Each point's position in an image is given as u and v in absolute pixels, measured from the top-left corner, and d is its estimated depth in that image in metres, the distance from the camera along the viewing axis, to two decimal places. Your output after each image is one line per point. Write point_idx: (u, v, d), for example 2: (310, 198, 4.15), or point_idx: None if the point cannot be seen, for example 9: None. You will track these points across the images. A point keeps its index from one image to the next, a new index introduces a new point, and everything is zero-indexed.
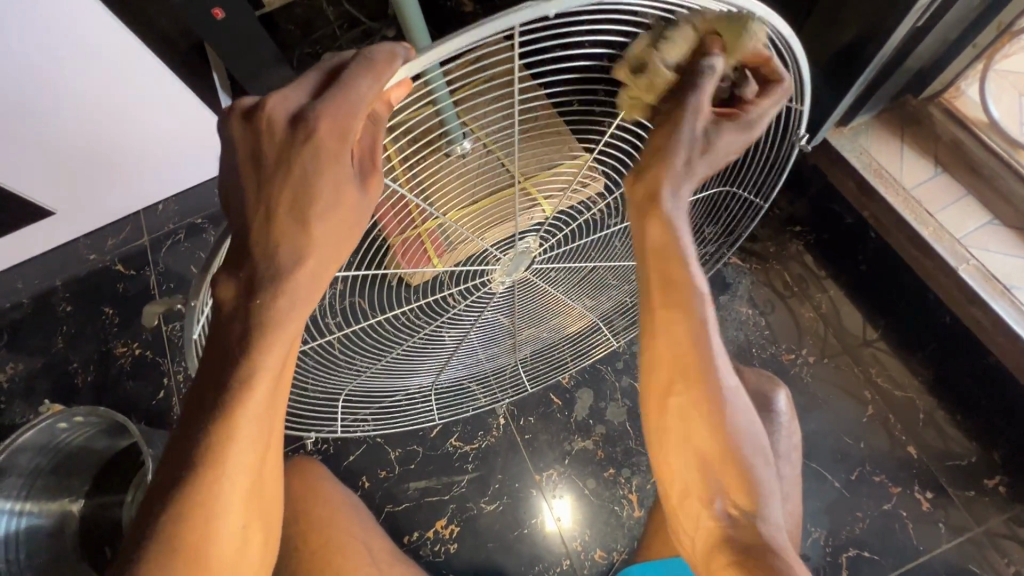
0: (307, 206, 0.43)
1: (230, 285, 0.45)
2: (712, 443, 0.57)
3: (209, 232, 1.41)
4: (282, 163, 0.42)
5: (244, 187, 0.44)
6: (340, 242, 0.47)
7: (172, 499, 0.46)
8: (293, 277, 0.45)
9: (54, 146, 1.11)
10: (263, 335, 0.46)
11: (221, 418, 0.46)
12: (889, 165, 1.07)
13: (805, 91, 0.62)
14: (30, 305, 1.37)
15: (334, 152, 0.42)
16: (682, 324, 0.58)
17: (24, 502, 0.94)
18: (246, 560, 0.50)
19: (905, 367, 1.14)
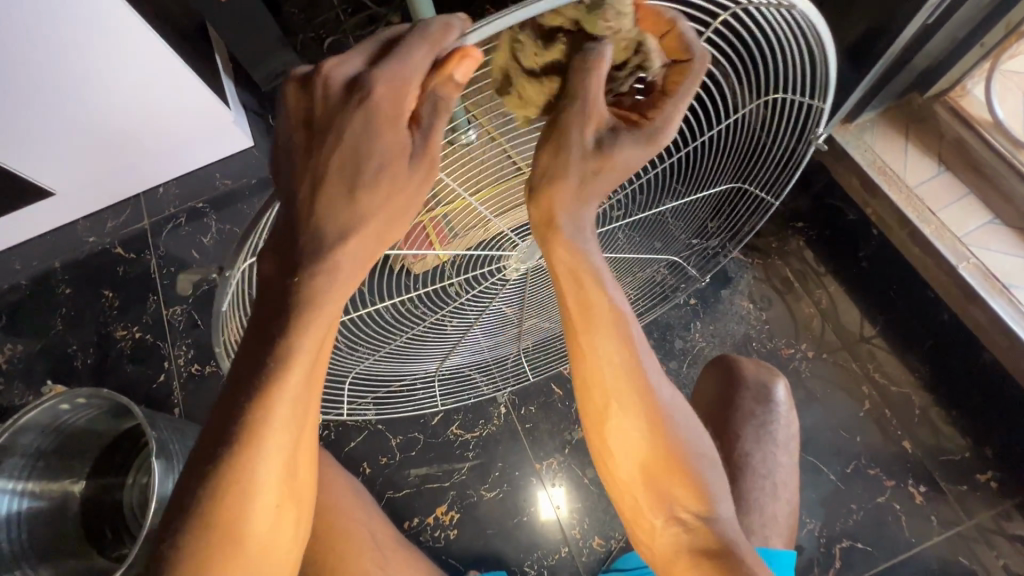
0: (357, 174, 0.42)
1: (272, 262, 0.45)
2: (653, 468, 0.60)
3: (210, 216, 1.40)
4: (334, 129, 0.41)
5: (294, 157, 0.43)
6: (387, 222, 0.45)
7: (209, 476, 0.47)
8: (336, 255, 0.44)
9: (55, 126, 1.09)
10: (302, 316, 0.46)
11: (259, 397, 0.46)
12: (893, 163, 1.08)
13: (829, 92, 0.63)
14: (29, 286, 1.36)
15: (388, 120, 0.41)
16: (602, 363, 0.59)
17: (25, 483, 0.93)
18: (280, 540, 0.52)
19: (902, 363, 1.15)
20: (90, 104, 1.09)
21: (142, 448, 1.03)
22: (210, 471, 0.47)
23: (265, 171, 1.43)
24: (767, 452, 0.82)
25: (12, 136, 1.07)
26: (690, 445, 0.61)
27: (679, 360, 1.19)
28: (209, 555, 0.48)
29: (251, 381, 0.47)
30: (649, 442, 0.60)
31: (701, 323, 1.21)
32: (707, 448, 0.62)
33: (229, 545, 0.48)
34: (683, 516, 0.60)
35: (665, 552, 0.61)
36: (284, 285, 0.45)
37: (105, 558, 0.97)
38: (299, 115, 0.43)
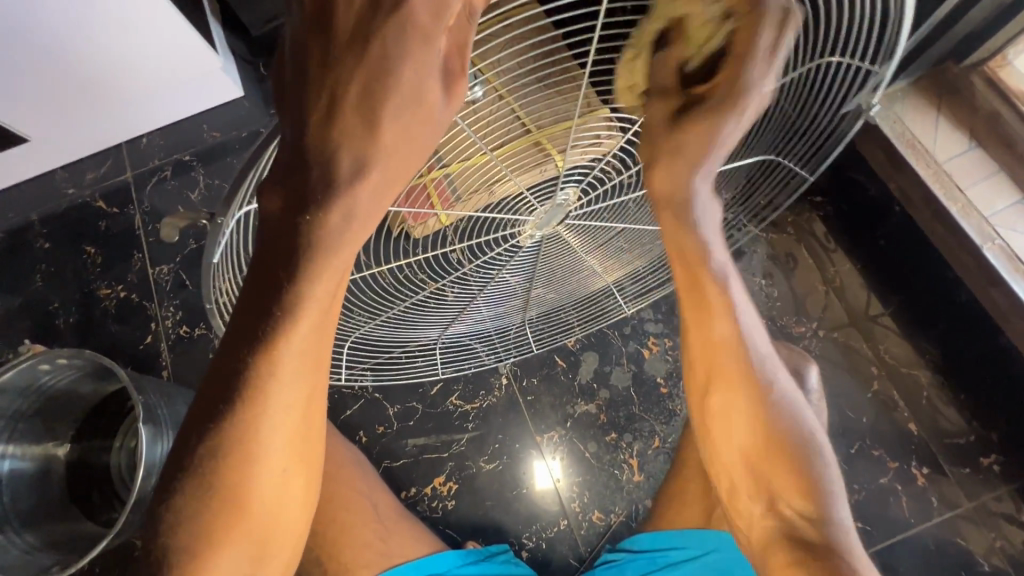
0: (382, 96, 0.38)
1: (276, 196, 0.40)
2: (758, 448, 0.61)
3: (198, 170, 1.32)
4: (363, 44, 0.37)
5: (309, 70, 0.38)
6: (411, 154, 0.41)
7: (211, 435, 0.44)
8: (355, 190, 0.40)
9: (26, 68, 1.00)
10: (310, 259, 0.41)
11: (264, 350, 0.42)
12: (922, 136, 1.03)
13: (896, 51, 0.60)
14: (6, 239, 1.29)
15: (419, 37, 0.37)
16: (719, 332, 0.62)
17: (8, 444, 0.90)
18: (285, 513, 0.48)
19: (911, 344, 1.13)
20: (65, 45, 1.00)
21: (128, 411, 0.99)
22: (210, 430, 0.44)
23: (256, 124, 1.34)
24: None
25: None
26: (797, 432, 0.61)
27: None
28: (210, 520, 0.45)
29: (256, 331, 0.42)
30: (754, 424, 0.61)
31: None
32: (817, 443, 0.61)
33: (231, 510, 0.45)
34: (785, 510, 0.59)
35: (762, 547, 0.60)
36: (293, 222, 0.40)
37: (93, 523, 0.94)
38: (314, 27, 0.38)
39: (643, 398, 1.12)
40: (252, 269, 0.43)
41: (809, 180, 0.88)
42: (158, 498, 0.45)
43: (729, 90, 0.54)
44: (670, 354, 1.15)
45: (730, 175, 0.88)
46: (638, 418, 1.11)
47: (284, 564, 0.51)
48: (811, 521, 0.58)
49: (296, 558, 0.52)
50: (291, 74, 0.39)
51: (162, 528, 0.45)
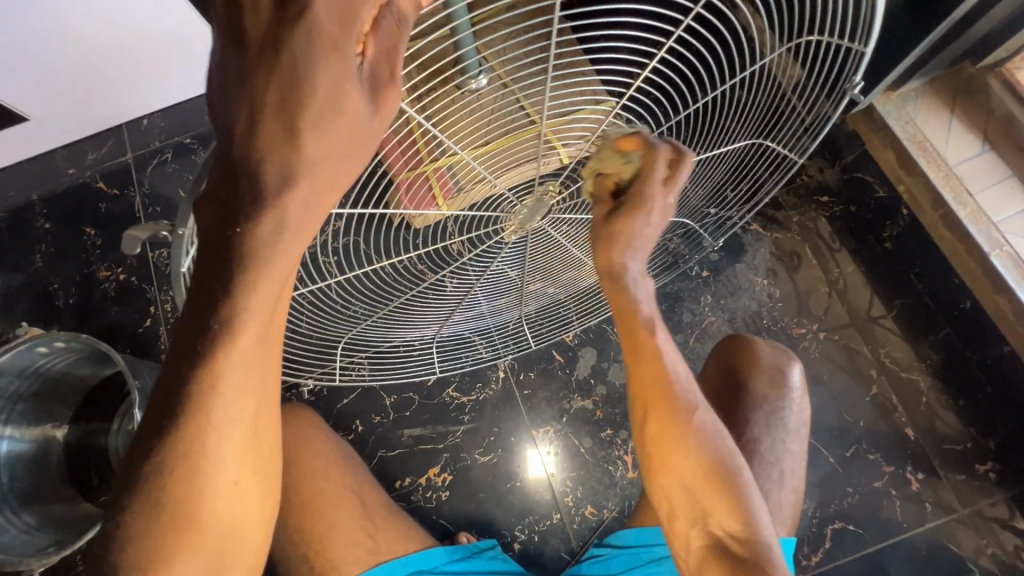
0: (299, 107, 0.35)
1: (208, 210, 0.38)
2: (689, 478, 0.62)
3: (199, 154, 1.31)
4: (274, 52, 0.34)
5: (223, 81, 0.36)
6: (338, 164, 0.38)
7: (157, 451, 0.43)
8: (285, 201, 0.37)
9: (23, 47, 0.99)
10: (247, 271, 0.39)
11: (203, 366, 0.41)
12: (934, 137, 1.01)
13: (873, 32, 0.57)
14: (6, 218, 1.29)
15: (330, 45, 0.34)
16: (655, 370, 0.64)
17: (5, 426, 0.91)
18: (242, 521, 0.48)
19: (913, 349, 1.12)
20: (63, 24, 0.98)
21: (126, 395, 0.99)
22: (158, 446, 0.43)
23: None
24: (777, 438, 0.79)
25: None
26: (724, 462, 0.62)
27: (686, 333, 1.16)
28: (160, 534, 0.44)
29: (195, 347, 0.41)
30: (690, 455, 0.62)
31: (713, 296, 1.17)
32: (743, 469, 0.63)
33: (184, 524, 0.45)
34: (714, 528, 0.61)
35: (697, 563, 0.62)
36: (223, 236, 0.38)
37: (90, 503, 0.95)
38: (225, 36, 0.35)
39: None
40: (193, 284, 0.41)
41: (800, 163, 0.85)
42: (121, 500, 0.44)
43: (644, 199, 0.59)
44: None
45: (717, 162, 0.84)
46: None
47: (245, 572, 0.51)
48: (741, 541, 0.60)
49: (258, 563, 0.52)
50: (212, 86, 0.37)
51: (122, 534, 0.44)
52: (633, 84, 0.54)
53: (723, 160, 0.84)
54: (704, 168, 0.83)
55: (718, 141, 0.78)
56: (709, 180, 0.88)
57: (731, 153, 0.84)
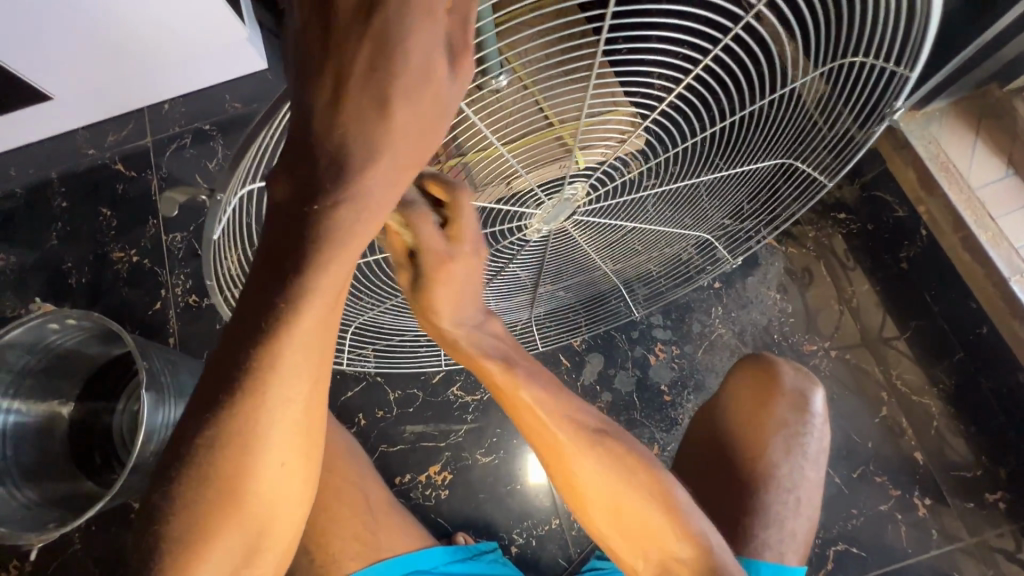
0: (389, 79, 0.34)
1: (285, 183, 0.38)
2: (618, 513, 0.63)
3: (218, 141, 1.32)
4: (368, 18, 0.33)
5: (307, 46, 0.34)
6: (420, 140, 0.38)
7: (210, 427, 0.44)
8: (366, 178, 0.37)
9: (48, 24, 1.00)
10: (322, 249, 0.40)
11: (265, 344, 0.42)
12: (957, 160, 0.99)
13: (921, 57, 0.58)
14: (25, 194, 1.31)
15: (425, 11, 0.33)
16: (540, 417, 0.64)
17: (12, 400, 0.91)
18: (283, 503, 0.48)
19: (926, 374, 1.11)
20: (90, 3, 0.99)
21: (133, 376, 0.99)
22: (207, 424, 0.44)
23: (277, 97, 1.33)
24: (795, 464, 0.78)
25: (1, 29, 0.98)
26: (645, 481, 0.62)
27: (695, 343, 1.15)
28: (207, 511, 0.45)
29: (258, 327, 0.42)
30: (610, 491, 0.63)
31: (724, 308, 1.16)
32: (669, 481, 0.64)
33: (231, 502, 0.45)
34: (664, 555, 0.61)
35: None
36: (301, 214, 0.39)
37: (93, 482, 0.95)
38: (312, 13, 0.34)
39: (646, 404, 1.11)
40: (259, 261, 0.41)
41: (828, 186, 0.86)
42: (155, 486, 0.45)
43: (431, 263, 0.51)
44: (676, 362, 1.13)
45: (744, 178, 0.84)
46: (638, 424, 1.10)
47: (284, 551, 0.52)
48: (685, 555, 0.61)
49: (295, 545, 0.53)
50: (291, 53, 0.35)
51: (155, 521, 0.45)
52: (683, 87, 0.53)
53: (754, 174, 0.84)
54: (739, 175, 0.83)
55: (755, 155, 0.77)
56: (733, 197, 0.88)
57: (762, 170, 0.84)
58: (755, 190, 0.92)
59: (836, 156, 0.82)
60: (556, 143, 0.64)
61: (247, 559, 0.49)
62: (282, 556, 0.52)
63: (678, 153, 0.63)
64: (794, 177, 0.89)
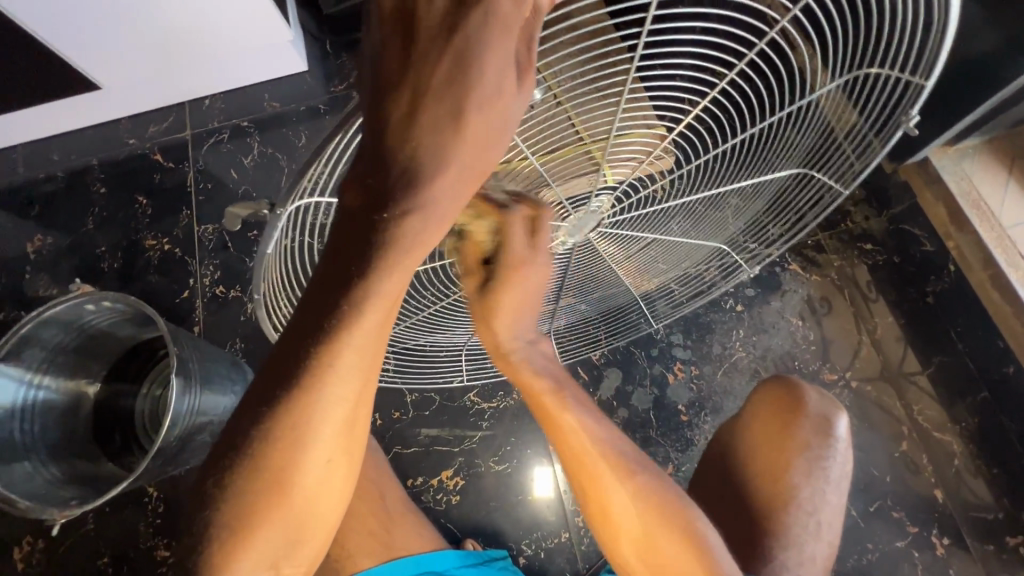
0: (464, 87, 0.36)
1: (354, 193, 0.39)
2: (643, 552, 0.63)
3: (254, 137, 1.35)
4: (450, 36, 0.35)
5: (388, 57, 0.36)
6: (486, 151, 0.39)
7: (265, 420, 0.45)
8: (434, 190, 0.38)
9: (101, 12, 1.04)
10: (385, 255, 0.41)
11: (326, 344, 0.43)
12: (989, 197, 1.01)
13: (935, 68, 0.56)
14: (66, 178, 1.35)
15: (501, 27, 0.36)
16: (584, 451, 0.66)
17: (43, 376, 0.92)
18: (325, 495, 0.50)
19: (948, 411, 1.09)
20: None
21: (160, 361, 1.02)
22: (264, 414, 0.45)
23: (315, 98, 1.36)
24: (817, 488, 0.77)
25: (62, 16, 1.03)
26: (673, 523, 0.62)
27: (714, 365, 1.14)
28: (254, 498, 0.46)
29: (321, 325, 0.43)
30: (638, 529, 0.63)
31: (745, 331, 1.16)
32: (703, 527, 0.63)
33: (278, 492, 0.47)
34: None
35: None
36: (369, 223, 0.40)
37: (114, 464, 0.97)
38: (397, 16, 0.36)
39: (662, 423, 1.11)
40: (325, 263, 0.43)
41: (844, 194, 0.82)
42: (208, 471, 0.47)
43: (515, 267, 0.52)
44: (694, 383, 1.13)
45: (760, 190, 0.83)
46: (654, 442, 1.10)
47: (318, 545, 0.53)
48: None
49: (327, 542, 0.54)
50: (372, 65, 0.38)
51: (205, 502, 0.47)
52: (706, 101, 0.53)
53: (770, 187, 0.83)
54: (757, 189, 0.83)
55: (772, 167, 0.77)
56: (749, 211, 0.88)
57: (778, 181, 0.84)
58: (769, 202, 0.92)
59: (855, 164, 0.80)
60: (586, 158, 0.65)
61: (288, 548, 0.50)
62: (320, 546, 0.53)
63: (703, 162, 0.63)
64: (808, 187, 0.88)
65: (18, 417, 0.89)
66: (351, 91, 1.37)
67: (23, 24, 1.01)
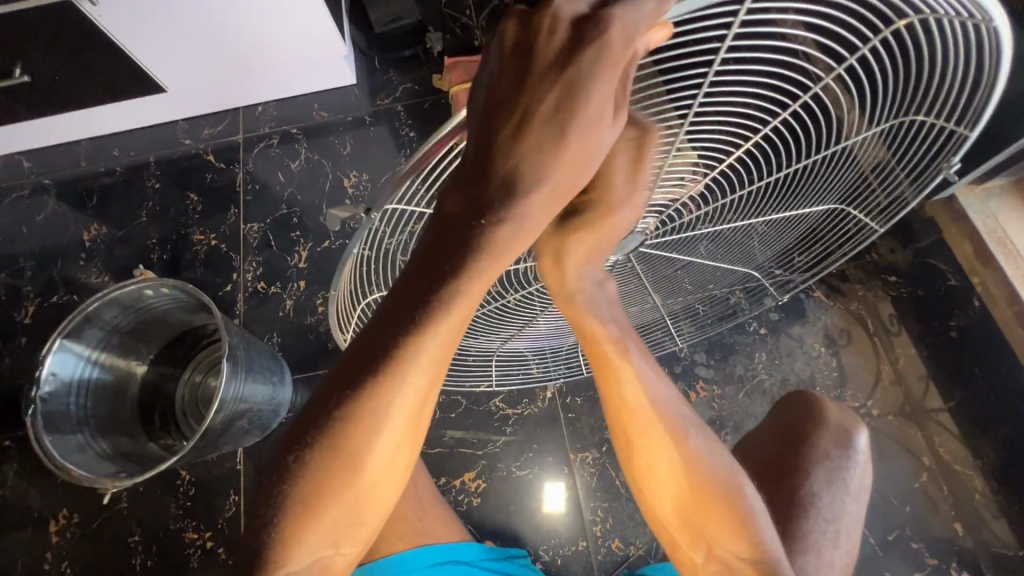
0: (569, 116, 0.41)
1: (457, 199, 0.45)
2: (685, 505, 0.63)
3: (302, 143, 1.42)
4: (562, 71, 0.39)
5: (502, 85, 0.41)
6: (578, 170, 0.44)
7: (348, 401, 0.49)
8: (528, 201, 0.45)
9: (172, 15, 1.12)
10: (477, 257, 0.46)
11: (413, 332, 0.47)
12: (1015, 236, 1.03)
13: (981, 119, 0.61)
14: (123, 173, 1.43)
15: (611, 64, 0.38)
16: (637, 399, 0.65)
17: (99, 354, 0.97)
18: (388, 479, 0.53)
19: (969, 445, 1.10)
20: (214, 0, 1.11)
21: (204, 348, 1.07)
22: (348, 396, 0.49)
23: (361, 110, 1.44)
24: (836, 498, 0.79)
25: (139, 18, 1.11)
26: (723, 484, 0.62)
27: (736, 386, 1.17)
28: (330, 474, 0.50)
29: (410, 316, 0.47)
30: (687, 481, 0.63)
31: (768, 354, 1.18)
32: (746, 490, 0.63)
33: (349, 469, 0.50)
34: (722, 554, 0.63)
35: None
36: (467, 226, 0.45)
37: (153, 443, 1.01)
38: (513, 52, 0.40)
39: None
40: (419, 259, 0.48)
41: (878, 232, 0.87)
42: (290, 446, 0.50)
43: (596, 208, 0.54)
44: (716, 403, 1.16)
45: (796, 223, 0.87)
46: None
47: (370, 532, 0.55)
48: (746, 560, 0.61)
49: (379, 530, 0.56)
50: (483, 90, 0.42)
51: (286, 476, 0.50)
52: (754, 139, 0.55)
53: (805, 221, 0.87)
54: (792, 220, 0.85)
55: (810, 201, 0.79)
56: (780, 241, 0.91)
57: (813, 215, 0.85)
58: (803, 235, 0.94)
59: (890, 202, 0.83)
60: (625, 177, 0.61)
61: (349, 527, 0.53)
62: (372, 532, 0.56)
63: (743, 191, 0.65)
64: (840, 223, 0.91)
65: (74, 391, 0.94)
66: (395, 105, 1.44)
67: (96, 21, 1.08)
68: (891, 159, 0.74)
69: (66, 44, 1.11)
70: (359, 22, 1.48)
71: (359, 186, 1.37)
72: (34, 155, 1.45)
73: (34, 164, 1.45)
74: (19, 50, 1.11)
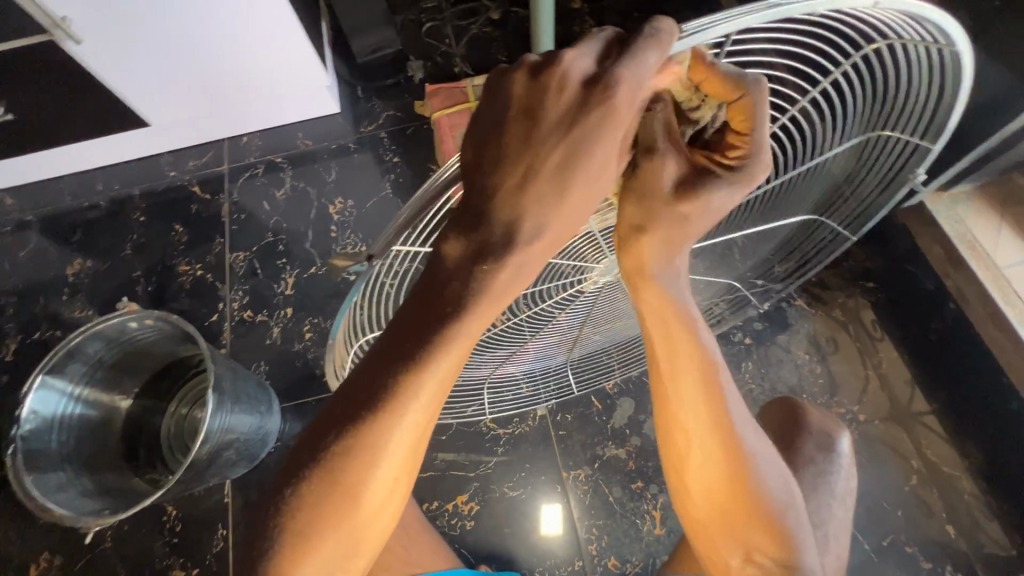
0: (573, 169, 0.42)
1: (459, 244, 0.44)
2: (725, 523, 0.61)
3: (287, 172, 1.43)
4: (569, 128, 0.41)
5: (509, 137, 0.42)
6: (580, 214, 0.45)
7: (349, 435, 0.48)
8: (529, 246, 0.44)
9: (155, 52, 1.15)
10: (478, 304, 0.45)
11: (413, 370, 0.47)
12: (984, 240, 1.07)
13: (943, 133, 0.64)
14: (108, 207, 1.43)
15: (613, 122, 0.41)
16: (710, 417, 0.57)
17: (84, 390, 0.96)
18: (387, 510, 0.52)
19: (956, 446, 1.11)
20: (197, 36, 1.14)
21: (190, 379, 1.06)
22: (346, 432, 0.49)
23: (345, 138, 1.46)
24: (822, 502, 0.79)
25: (123, 55, 1.13)
26: (774, 514, 0.60)
27: None
28: (326, 508, 0.50)
29: (409, 355, 0.47)
30: (732, 500, 0.60)
31: (754, 364, 1.20)
32: (789, 511, 0.61)
33: (347, 506, 0.50)
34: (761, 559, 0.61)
35: None
36: (469, 270, 0.44)
37: (139, 478, 1.00)
38: (521, 106, 0.42)
39: None
40: (417, 295, 0.47)
41: (853, 239, 0.90)
42: (283, 482, 0.50)
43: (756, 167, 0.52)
44: None
45: (773, 236, 0.89)
46: None
47: (365, 563, 0.54)
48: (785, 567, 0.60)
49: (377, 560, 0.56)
50: (487, 137, 0.43)
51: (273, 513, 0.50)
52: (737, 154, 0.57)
53: (781, 233, 0.89)
54: (768, 233, 0.87)
55: (782, 214, 0.80)
56: (757, 253, 0.94)
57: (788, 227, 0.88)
58: (779, 245, 0.95)
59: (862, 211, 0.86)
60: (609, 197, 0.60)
61: (343, 560, 0.52)
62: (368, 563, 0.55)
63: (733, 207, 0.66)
64: (817, 233, 0.92)
65: (57, 428, 0.92)
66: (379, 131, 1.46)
67: (80, 59, 1.10)
68: (861, 172, 0.77)
69: (50, 82, 1.13)
70: (341, 53, 1.52)
71: (344, 212, 1.38)
72: (18, 193, 1.45)
73: (17, 202, 1.44)
74: (3, 91, 1.12)
